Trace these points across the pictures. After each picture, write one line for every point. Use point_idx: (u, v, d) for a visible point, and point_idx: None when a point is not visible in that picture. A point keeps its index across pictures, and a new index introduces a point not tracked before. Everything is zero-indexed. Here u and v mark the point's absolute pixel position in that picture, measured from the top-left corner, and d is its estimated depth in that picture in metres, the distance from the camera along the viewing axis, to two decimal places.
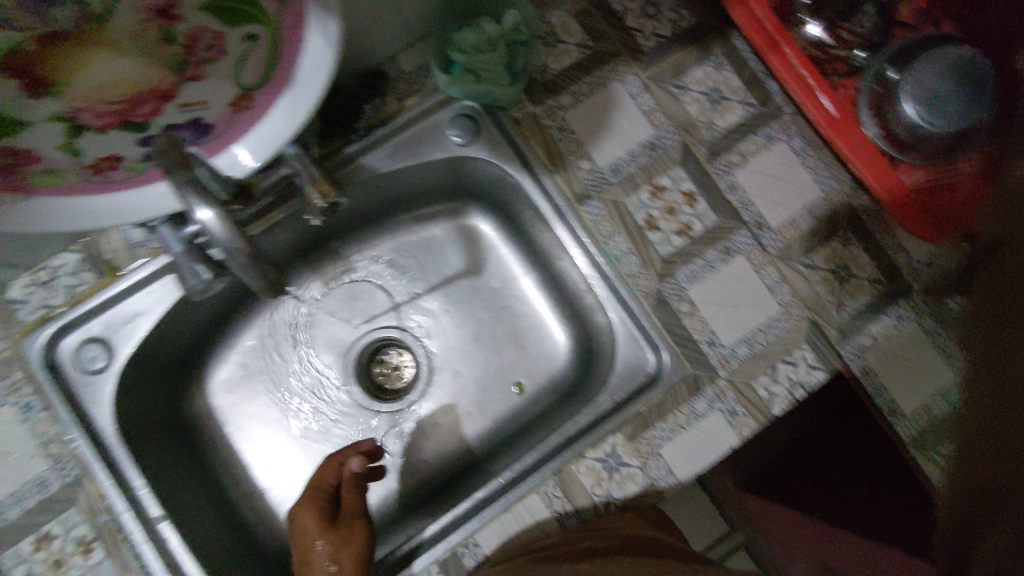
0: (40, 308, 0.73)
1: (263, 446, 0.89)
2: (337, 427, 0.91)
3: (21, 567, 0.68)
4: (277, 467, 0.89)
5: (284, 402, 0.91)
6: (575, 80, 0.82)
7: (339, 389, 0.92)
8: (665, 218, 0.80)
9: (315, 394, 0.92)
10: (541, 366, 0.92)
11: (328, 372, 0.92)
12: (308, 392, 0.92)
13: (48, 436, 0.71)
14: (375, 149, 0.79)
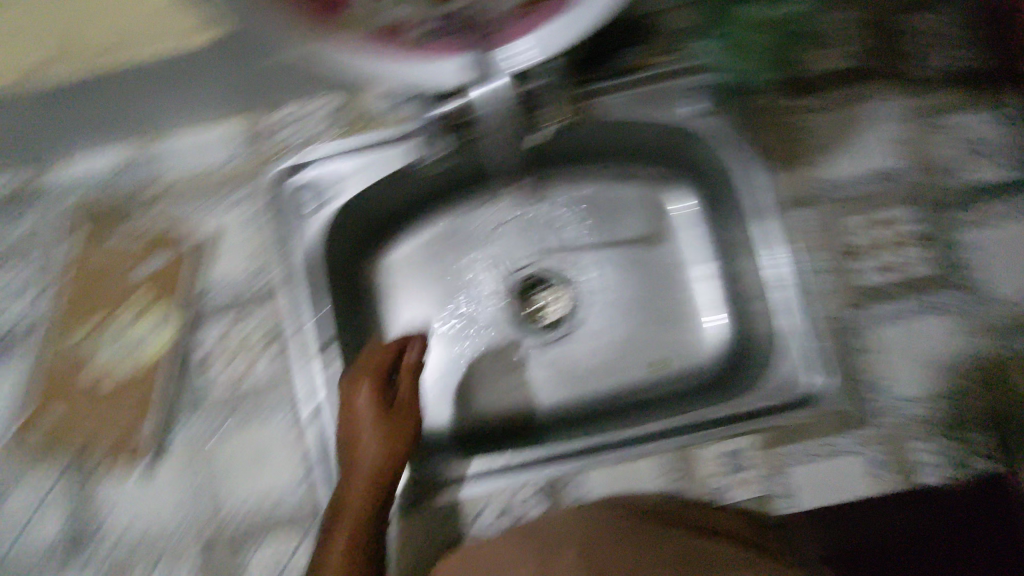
0: (286, 138, 0.81)
1: (407, 331, 0.93)
2: (476, 338, 0.93)
3: (208, 346, 0.79)
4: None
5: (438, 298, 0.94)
6: (830, 88, 0.80)
7: (490, 306, 0.94)
8: (874, 251, 0.77)
9: (466, 301, 0.94)
10: (686, 357, 0.89)
11: (485, 285, 0.95)
12: (461, 297, 0.94)
13: (260, 248, 0.81)
14: (616, 92, 0.81)
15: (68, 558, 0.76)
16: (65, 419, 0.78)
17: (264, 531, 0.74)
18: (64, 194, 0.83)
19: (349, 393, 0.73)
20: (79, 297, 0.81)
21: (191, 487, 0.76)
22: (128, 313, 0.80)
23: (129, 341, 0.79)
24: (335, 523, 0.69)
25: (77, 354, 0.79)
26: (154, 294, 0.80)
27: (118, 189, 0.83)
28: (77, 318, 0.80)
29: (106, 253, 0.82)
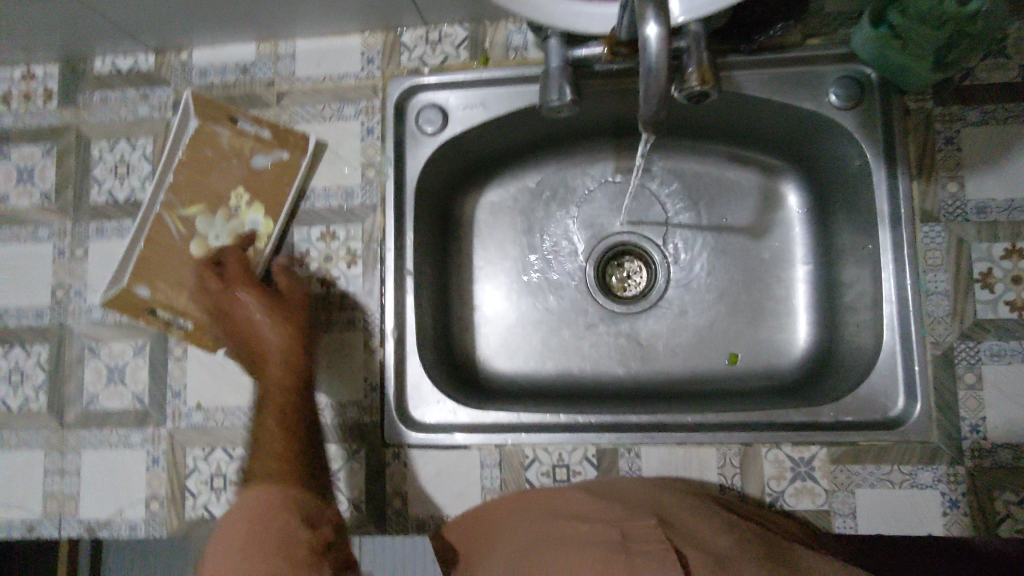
0: (417, 60, 0.82)
1: (485, 272, 0.89)
2: (554, 294, 0.89)
3: (304, 245, 0.81)
4: (488, 300, 0.89)
5: (524, 245, 0.90)
6: (995, 100, 0.73)
7: (573, 264, 0.89)
8: (1004, 283, 0.71)
9: (551, 255, 0.89)
10: (765, 356, 0.85)
11: (573, 243, 0.90)
12: (547, 249, 0.89)
13: (371, 161, 0.82)
14: (754, 69, 0.76)
15: (148, 416, 0.81)
16: (153, 297, 0.76)
17: (328, 429, 0.78)
18: (189, 75, 0.85)
19: (240, 301, 0.73)
20: (184, 178, 0.78)
21: None
22: (235, 203, 0.79)
23: (231, 232, 0.79)
24: (260, 434, 0.69)
25: (178, 236, 0.77)
26: (262, 188, 0.80)
27: (245, 80, 0.84)
28: (182, 200, 0.78)
29: (219, 139, 0.78)
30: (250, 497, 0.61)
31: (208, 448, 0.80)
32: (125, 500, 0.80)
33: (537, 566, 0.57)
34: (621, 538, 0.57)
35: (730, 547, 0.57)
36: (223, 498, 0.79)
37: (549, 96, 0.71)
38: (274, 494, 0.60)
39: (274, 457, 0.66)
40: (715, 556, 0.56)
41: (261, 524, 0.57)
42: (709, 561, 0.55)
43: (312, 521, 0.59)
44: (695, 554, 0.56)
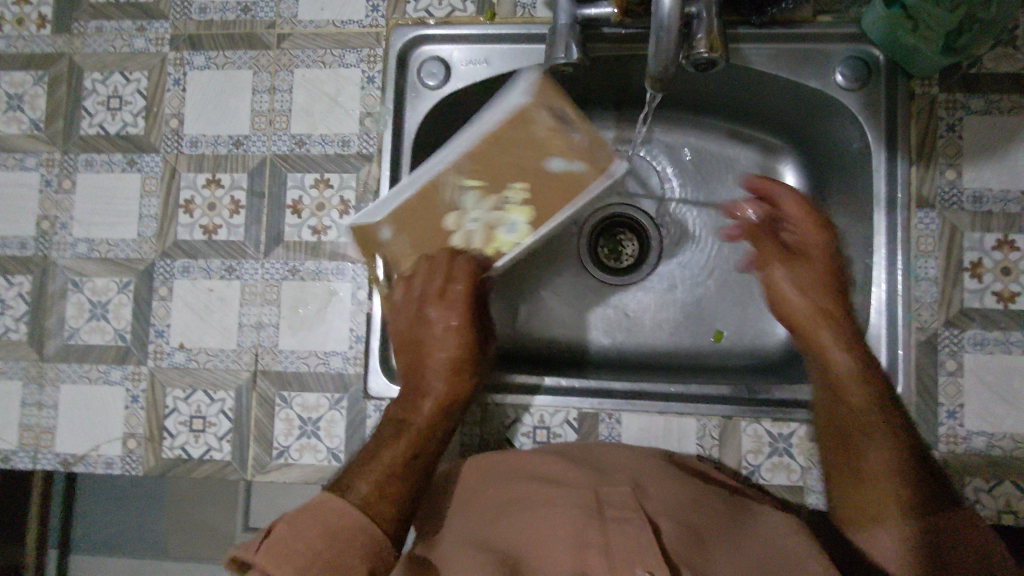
0: (421, 11, 0.80)
1: None
2: (545, 259, 0.89)
3: (296, 192, 0.80)
4: None
5: None
6: (1001, 91, 0.73)
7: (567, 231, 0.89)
8: (993, 274, 0.72)
9: None
10: (754, 334, 0.86)
11: None
12: None
13: (369, 111, 0.80)
14: (763, 43, 0.75)
15: (129, 354, 0.80)
16: (386, 244, 0.72)
17: (313, 377, 0.78)
18: (188, 10, 0.83)
19: (441, 315, 0.71)
20: (488, 152, 0.69)
21: (252, 320, 0.79)
22: (510, 194, 0.69)
23: (486, 220, 0.70)
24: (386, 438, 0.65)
25: (444, 196, 0.70)
26: (541, 190, 0.70)
27: (245, 19, 0.82)
28: (474, 169, 0.69)
29: (539, 132, 0.69)
30: (335, 504, 0.57)
31: (188, 389, 0.79)
32: (102, 437, 0.80)
33: (506, 527, 0.58)
34: (595, 503, 0.58)
35: (700, 520, 0.59)
36: (201, 439, 0.79)
37: (556, 52, 0.68)
38: (366, 524, 0.57)
39: (380, 474, 0.61)
40: (688, 530, 0.58)
41: (336, 547, 0.55)
42: (680, 534, 0.57)
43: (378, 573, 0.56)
44: (668, 524, 0.58)
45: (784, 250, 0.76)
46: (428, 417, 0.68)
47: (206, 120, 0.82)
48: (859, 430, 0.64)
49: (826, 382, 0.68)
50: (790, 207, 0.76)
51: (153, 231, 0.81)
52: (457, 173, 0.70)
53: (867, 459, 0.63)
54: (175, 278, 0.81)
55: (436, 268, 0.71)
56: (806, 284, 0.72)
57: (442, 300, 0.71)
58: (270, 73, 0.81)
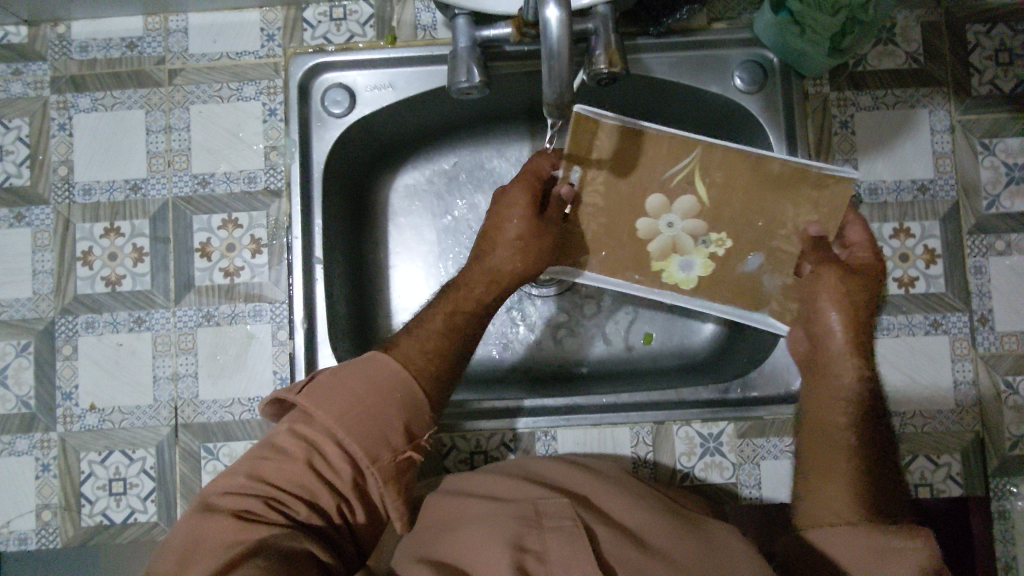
0: (320, 39, 0.78)
1: (409, 273, 0.88)
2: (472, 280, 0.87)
3: (205, 234, 0.77)
4: (406, 287, 0.87)
5: (447, 232, 0.88)
6: (885, 86, 0.77)
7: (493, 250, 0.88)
8: (893, 261, 0.76)
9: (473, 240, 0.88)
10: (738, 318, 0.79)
11: None
12: (470, 234, 0.88)
13: (274, 144, 0.77)
14: (663, 52, 0.76)
15: (35, 421, 0.75)
16: (597, 163, 0.71)
17: (238, 425, 0.75)
18: (67, 49, 0.78)
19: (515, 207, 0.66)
20: (733, 177, 0.70)
21: (168, 371, 0.76)
22: (711, 239, 0.74)
23: (677, 237, 0.74)
24: (422, 325, 0.63)
25: (664, 178, 0.72)
26: (722, 273, 0.75)
27: (131, 56, 0.78)
28: (722, 196, 0.71)
29: (780, 214, 0.71)
30: (385, 367, 0.57)
31: (105, 452, 0.75)
32: (12, 512, 0.75)
33: (440, 546, 0.56)
34: (532, 513, 0.57)
35: (642, 524, 0.58)
36: (123, 503, 0.75)
37: (458, 77, 0.66)
38: (404, 381, 0.57)
39: (437, 355, 0.61)
40: (626, 534, 0.56)
41: (377, 406, 0.55)
42: (615, 539, 0.55)
43: (412, 430, 0.57)
44: (603, 530, 0.56)
45: (842, 271, 0.67)
46: (473, 308, 0.65)
47: (99, 165, 0.78)
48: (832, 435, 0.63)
49: (816, 382, 0.66)
50: (854, 239, 0.69)
51: (50, 287, 0.77)
52: (696, 171, 0.71)
53: (829, 460, 0.61)
54: (79, 336, 0.76)
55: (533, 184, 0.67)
56: (845, 284, 0.66)
57: (521, 186, 0.67)
58: (163, 111, 0.78)
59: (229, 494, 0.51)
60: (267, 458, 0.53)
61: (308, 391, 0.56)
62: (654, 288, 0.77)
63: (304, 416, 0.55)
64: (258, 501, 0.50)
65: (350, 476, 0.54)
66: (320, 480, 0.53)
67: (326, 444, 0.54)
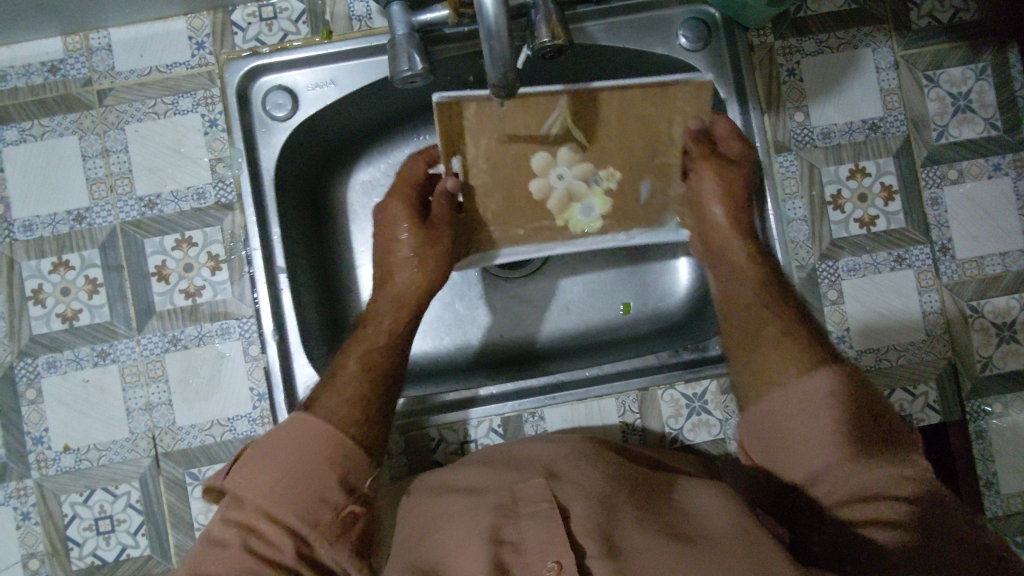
0: (253, 41, 0.75)
1: None
2: None
3: (159, 257, 0.74)
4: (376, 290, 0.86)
5: None
6: (827, 30, 0.77)
7: None
8: (853, 202, 0.77)
9: None
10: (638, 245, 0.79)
11: None
12: None
13: (219, 155, 0.75)
14: (605, 18, 0.75)
15: (7, 470, 0.73)
16: (476, 139, 0.67)
17: (221, 447, 0.73)
18: None
19: (399, 221, 0.70)
20: (616, 112, 0.68)
21: (140, 402, 0.73)
22: (604, 179, 0.72)
23: (571, 186, 0.72)
24: (337, 373, 0.63)
25: (540, 134, 0.69)
26: (626, 209, 0.74)
27: (55, 80, 0.74)
28: (600, 134, 0.70)
29: (657, 132, 0.70)
30: (309, 423, 0.57)
31: (86, 491, 0.73)
32: None
33: (422, 549, 0.56)
34: (509, 502, 0.57)
35: (613, 494, 0.58)
36: (113, 540, 0.73)
37: (399, 67, 0.64)
38: (331, 432, 0.56)
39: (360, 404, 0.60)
40: (599, 506, 0.56)
41: (306, 464, 0.54)
42: (590, 514, 0.55)
43: (350, 482, 0.56)
44: (579, 509, 0.56)
45: (718, 163, 0.70)
46: (382, 344, 0.66)
47: (37, 199, 0.74)
48: (790, 341, 0.62)
49: (755, 317, 0.66)
50: (723, 134, 0.70)
51: (4, 331, 0.74)
52: (569, 117, 0.68)
53: (792, 366, 0.60)
54: (41, 377, 0.73)
55: (410, 197, 0.71)
56: (722, 179, 0.70)
57: (399, 199, 0.70)
58: (98, 134, 0.74)
59: None
60: (203, 555, 0.50)
61: (233, 472, 0.55)
62: (566, 244, 0.74)
63: (234, 499, 0.54)
64: None
65: (294, 548, 0.52)
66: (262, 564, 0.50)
67: (263, 516, 0.52)
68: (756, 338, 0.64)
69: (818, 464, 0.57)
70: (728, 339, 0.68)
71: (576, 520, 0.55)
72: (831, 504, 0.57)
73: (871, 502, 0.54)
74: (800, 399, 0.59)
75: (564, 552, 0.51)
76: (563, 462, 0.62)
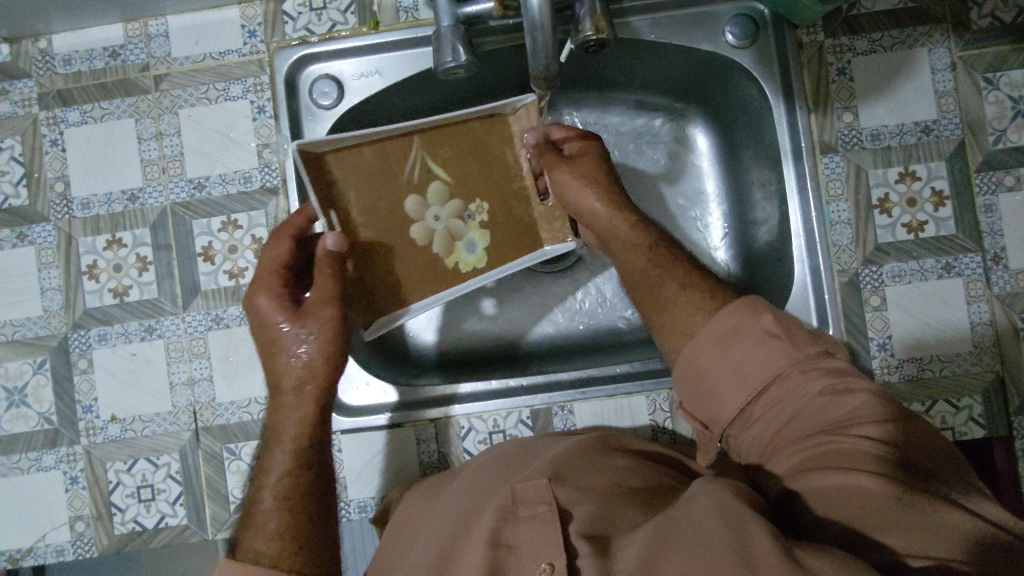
0: (302, 30, 0.76)
1: None
2: None
3: (206, 238, 0.77)
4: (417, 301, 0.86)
5: None
6: (881, 28, 0.75)
7: None
8: (901, 206, 0.74)
9: None
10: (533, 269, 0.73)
11: None
12: None
13: (266, 141, 0.77)
14: (651, 13, 0.74)
15: (59, 436, 0.76)
16: (345, 183, 0.65)
17: (257, 425, 0.75)
18: (51, 64, 0.78)
19: (264, 304, 0.61)
20: (459, 149, 0.70)
21: (183, 377, 0.76)
22: (474, 212, 0.71)
23: (448, 225, 0.70)
24: (256, 508, 0.59)
25: (405, 178, 0.68)
26: (509, 236, 0.72)
27: (115, 65, 0.77)
28: (462, 171, 0.70)
29: (506, 156, 0.71)
30: (238, 566, 0.56)
31: (130, 460, 0.76)
32: (46, 525, 0.76)
33: (432, 549, 0.57)
34: (510, 503, 0.56)
35: (612, 504, 0.56)
36: (153, 509, 0.76)
37: (444, 57, 0.65)
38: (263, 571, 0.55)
39: (287, 539, 0.57)
40: (599, 512, 0.54)
41: None
42: (592, 519, 0.53)
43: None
44: (581, 512, 0.54)
45: (561, 158, 0.69)
46: (292, 467, 0.60)
47: (94, 178, 0.78)
48: (696, 290, 0.63)
49: (672, 324, 0.63)
50: (564, 140, 0.70)
51: (59, 303, 0.77)
52: (426, 157, 0.68)
53: (695, 314, 0.62)
54: (93, 349, 0.77)
55: (278, 290, 0.62)
56: (575, 170, 0.68)
57: (266, 292, 0.62)
58: (153, 118, 0.77)
59: None
60: None
61: None
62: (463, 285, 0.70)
63: None
64: None
65: None
66: None
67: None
68: (693, 366, 0.61)
69: (744, 405, 0.58)
70: (648, 314, 0.66)
71: (572, 522, 0.53)
72: (777, 442, 0.57)
73: (825, 436, 0.53)
74: (700, 343, 0.60)
75: (555, 552, 0.50)
76: (568, 466, 0.61)
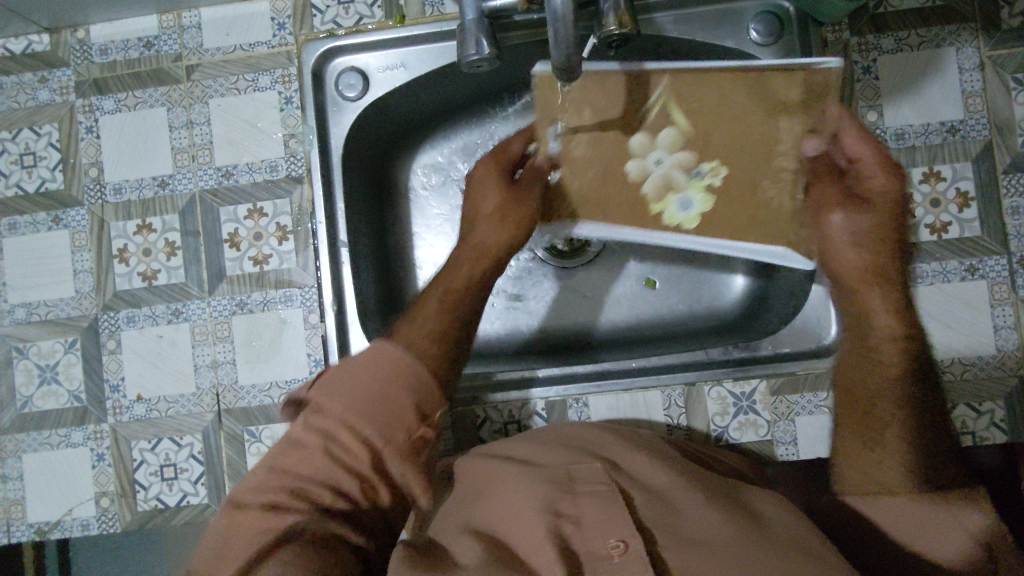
0: (330, 23, 0.78)
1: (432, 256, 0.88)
2: None
3: (233, 225, 0.79)
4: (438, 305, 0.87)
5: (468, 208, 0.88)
6: (908, 27, 0.74)
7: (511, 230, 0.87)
8: (924, 207, 0.74)
9: None
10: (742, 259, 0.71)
11: None
12: None
13: (293, 131, 0.79)
14: (674, 9, 0.74)
15: (88, 413, 0.79)
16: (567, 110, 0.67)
17: (277, 408, 0.77)
18: (88, 53, 0.80)
19: (483, 173, 0.67)
20: (712, 108, 0.67)
21: (207, 360, 0.78)
22: (703, 169, 0.68)
23: (668, 174, 0.69)
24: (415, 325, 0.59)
25: (643, 117, 0.68)
26: (733, 208, 0.69)
27: (149, 54, 0.80)
28: (710, 130, 0.68)
29: (770, 132, 0.67)
30: (393, 350, 0.54)
31: (154, 439, 0.78)
32: (74, 499, 0.79)
33: (474, 508, 0.57)
34: (566, 478, 0.57)
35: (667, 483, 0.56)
36: (176, 487, 0.78)
37: (467, 50, 0.66)
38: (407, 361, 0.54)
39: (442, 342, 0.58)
40: (656, 497, 0.55)
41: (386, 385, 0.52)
42: (652, 504, 0.54)
43: (424, 410, 0.53)
44: (638, 496, 0.55)
45: (846, 194, 0.62)
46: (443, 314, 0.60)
47: (127, 165, 0.80)
48: (915, 448, 0.53)
49: (861, 427, 0.56)
50: (858, 155, 0.61)
51: (91, 285, 0.80)
52: (673, 101, 0.67)
53: (899, 472, 0.53)
54: (121, 330, 0.79)
55: (497, 162, 0.68)
56: (862, 213, 0.60)
57: (489, 165, 0.68)
58: (184, 107, 0.79)
59: (255, 491, 0.48)
60: (284, 451, 0.50)
61: (320, 381, 0.53)
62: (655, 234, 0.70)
63: (314, 407, 0.51)
64: (283, 495, 0.48)
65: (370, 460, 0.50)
66: (341, 468, 0.49)
67: (344, 431, 0.50)
68: (869, 470, 0.54)
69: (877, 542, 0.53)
70: (846, 368, 0.60)
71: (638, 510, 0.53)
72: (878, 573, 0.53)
73: None
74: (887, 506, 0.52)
75: (628, 533, 0.50)
76: (629, 453, 0.60)
